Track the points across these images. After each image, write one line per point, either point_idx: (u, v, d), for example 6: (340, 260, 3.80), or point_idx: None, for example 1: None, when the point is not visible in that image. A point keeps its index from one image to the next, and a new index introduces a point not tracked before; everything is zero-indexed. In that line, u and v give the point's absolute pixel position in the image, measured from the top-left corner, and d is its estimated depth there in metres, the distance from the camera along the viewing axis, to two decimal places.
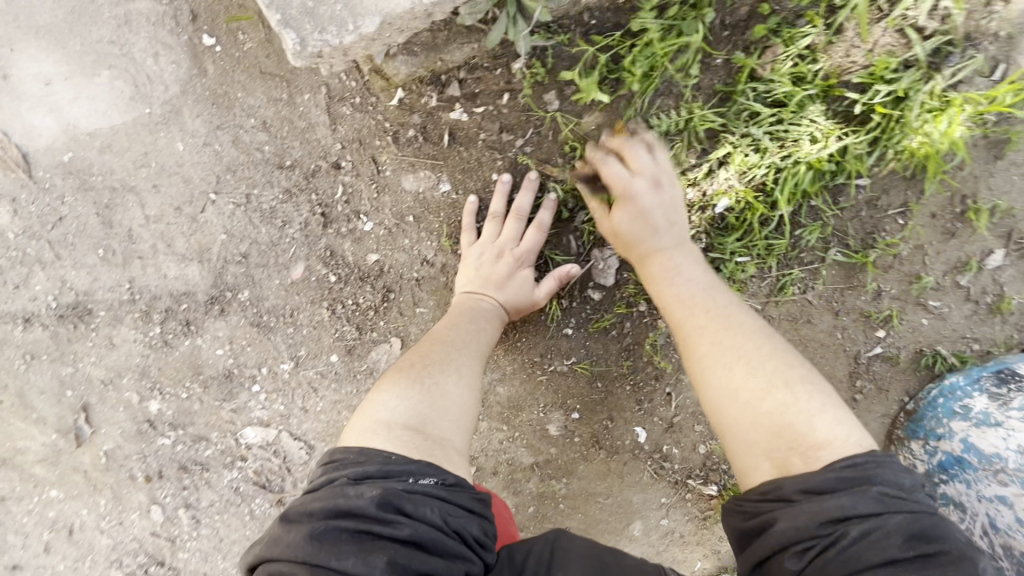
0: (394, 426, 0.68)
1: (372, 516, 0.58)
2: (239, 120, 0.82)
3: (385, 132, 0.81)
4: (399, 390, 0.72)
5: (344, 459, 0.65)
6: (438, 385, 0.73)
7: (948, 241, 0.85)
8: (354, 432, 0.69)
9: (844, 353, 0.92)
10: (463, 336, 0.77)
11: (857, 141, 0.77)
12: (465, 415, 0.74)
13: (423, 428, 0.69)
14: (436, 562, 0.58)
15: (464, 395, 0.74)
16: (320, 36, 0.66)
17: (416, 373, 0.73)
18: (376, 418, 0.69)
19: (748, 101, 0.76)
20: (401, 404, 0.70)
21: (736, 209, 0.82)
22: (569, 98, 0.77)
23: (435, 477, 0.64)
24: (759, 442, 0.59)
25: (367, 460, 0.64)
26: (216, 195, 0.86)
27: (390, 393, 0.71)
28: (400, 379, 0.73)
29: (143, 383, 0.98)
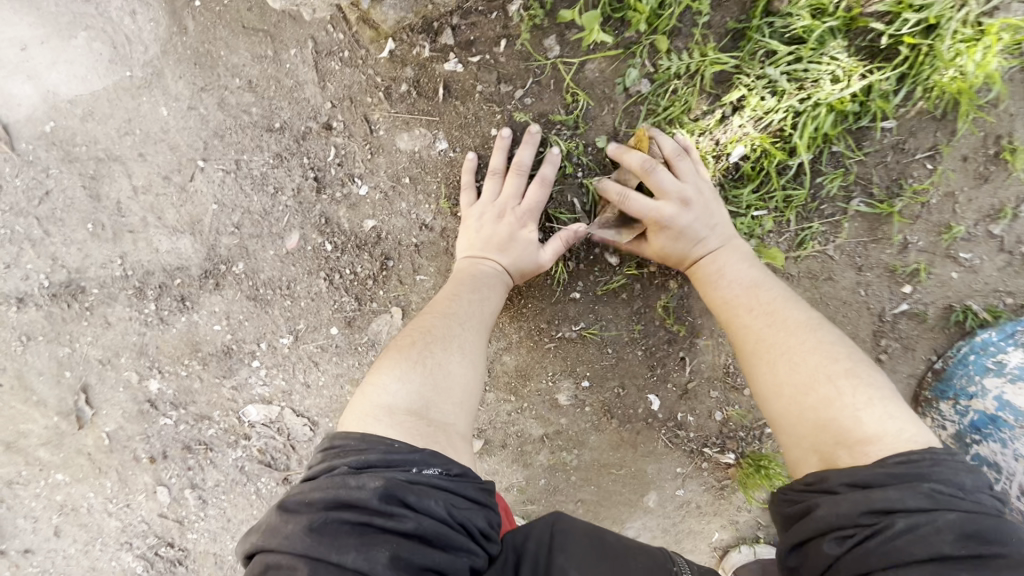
0: (395, 408, 0.62)
1: (374, 508, 0.50)
2: (223, 81, 0.78)
3: (377, 88, 0.77)
4: (399, 371, 0.65)
5: (344, 446, 0.57)
6: (441, 363, 0.67)
7: (981, 186, 0.80)
8: (352, 417, 0.63)
9: (868, 311, 0.87)
10: (469, 309, 0.72)
11: (883, 78, 0.72)
12: (470, 396, 0.67)
13: (425, 409, 0.62)
14: (445, 562, 0.50)
15: (470, 374, 0.68)
16: None
17: (418, 353, 0.67)
18: (377, 402, 0.62)
19: (764, 38, 0.72)
20: (403, 387, 0.63)
21: (752, 157, 0.76)
22: (570, 42, 0.73)
23: (440, 466, 0.56)
24: (806, 438, 0.57)
25: (367, 448, 0.56)
26: (204, 161, 0.83)
27: (390, 374, 0.65)
28: (400, 361, 0.66)
29: (141, 362, 0.96)
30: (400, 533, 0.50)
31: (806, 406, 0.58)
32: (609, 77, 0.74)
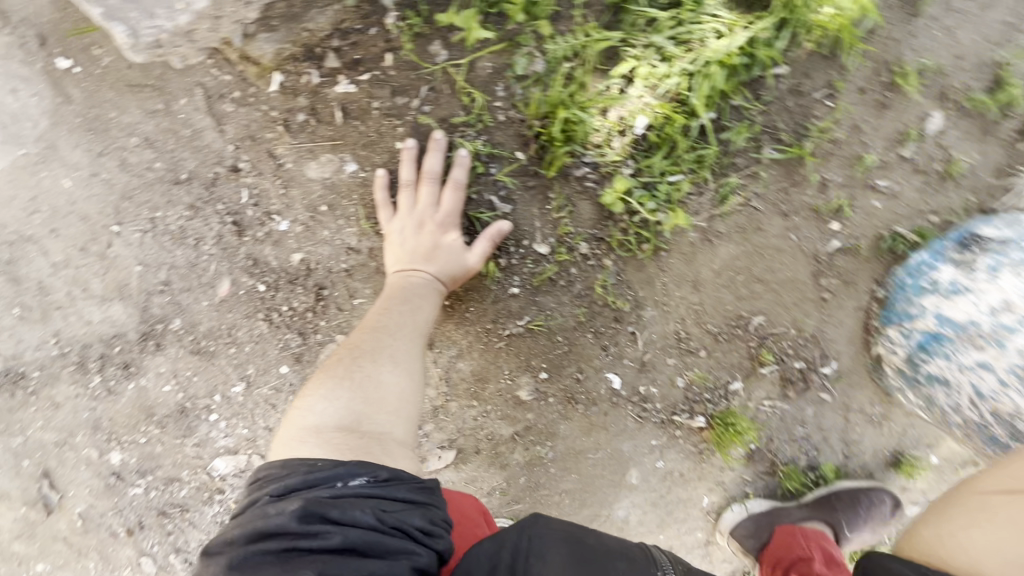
0: (324, 427, 0.64)
1: (296, 531, 0.52)
2: (120, 142, 0.77)
3: (275, 122, 0.76)
4: (327, 391, 0.67)
5: (268, 475, 0.59)
6: (367, 375, 0.69)
7: (884, 114, 0.81)
8: (283, 441, 0.65)
9: (803, 254, 0.88)
10: (390, 316, 0.73)
11: (763, 26, 0.73)
12: (406, 405, 0.69)
13: (357, 425, 0.65)
14: (377, 566, 0.52)
15: (404, 384, 0.70)
16: (150, 22, 0.66)
17: (345, 369, 0.69)
18: (305, 424, 0.65)
19: (642, 9, 0.73)
20: (331, 406, 0.66)
21: (656, 125, 0.77)
22: (455, 44, 0.73)
23: (366, 475, 0.59)
24: (1004, 538, 0.54)
25: (291, 472, 0.59)
26: (119, 225, 0.82)
27: (318, 395, 0.67)
28: (328, 380, 0.69)
29: (98, 437, 0.94)
30: (325, 548, 0.52)
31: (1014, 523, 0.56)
32: (500, 71, 0.74)
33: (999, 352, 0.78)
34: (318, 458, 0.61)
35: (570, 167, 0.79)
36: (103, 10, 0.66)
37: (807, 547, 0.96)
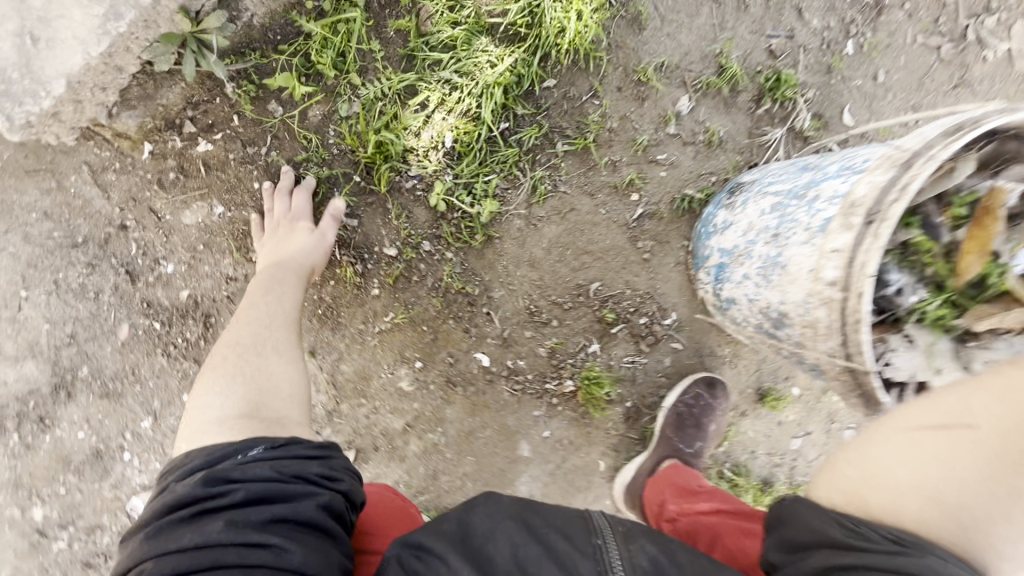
0: (221, 417, 0.73)
1: (201, 495, 0.61)
2: (23, 219, 0.94)
3: (151, 183, 0.94)
4: (221, 387, 0.77)
5: (175, 464, 0.67)
6: (259, 372, 0.79)
7: (643, 104, 1.02)
8: (186, 436, 0.74)
9: (616, 224, 1.06)
10: (278, 320, 0.85)
11: (521, 53, 0.95)
12: (298, 391, 0.80)
13: (256, 410, 0.74)
14: (280, 508, 0.61)
15: (294, 372, 0.82)
16: (22, 109, 0.82)
17: (236, 366, 0.80)
18: (204, 418, 0.74)
19: (426, 53, 0.94)
20: (224, 399, 0.75)
21: (460, 138, 0.96)
22: (286, 101, 0.93)
23: (264, 443, 0.68)
24: (970, 486, 0.46)
25: (195, 456, 0.67)
26: (27, 291, 0.96)
27: (212, 392, 0.77)
28: (220, 378, 0.78)
29: (22, 494, 1.02)
30: (230, 503, 0.60)
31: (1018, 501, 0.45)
32: (327, 116, 0.94)
33: (750, 262, 0.86)
34: (220, 441, 0.69)
35: (399, 182, 0.97)
36: None
37: (663, 493, 0.99)
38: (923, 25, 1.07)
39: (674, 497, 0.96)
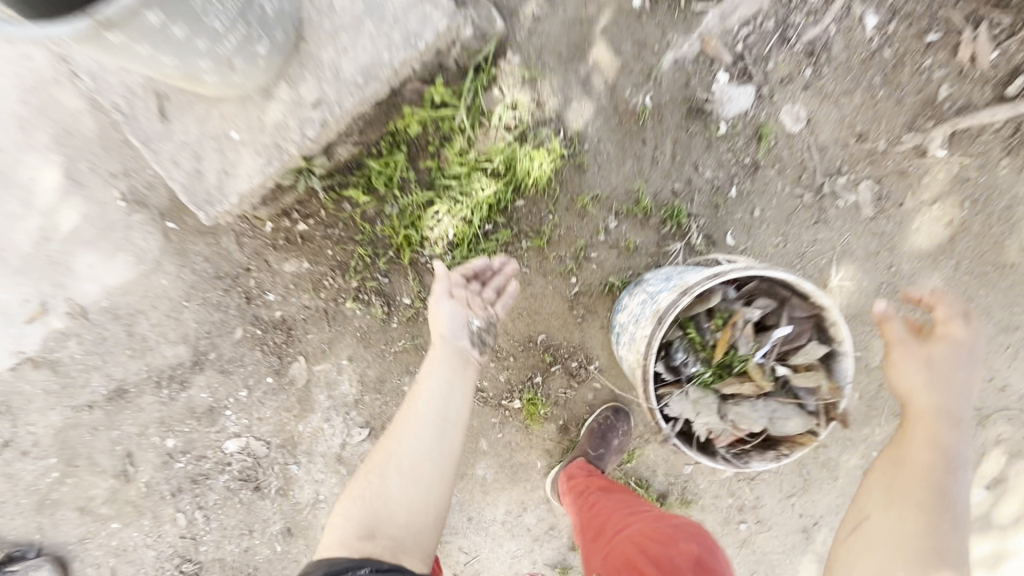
0: (346, 539, 1.02)
1: None
2: (192, 258, 1.54)
3: (268, 244, 1.53)
4: (349, 510, 1.07)
5: (311, 567, 0.97)
6: (383, 494, 1.07)
7: (584, 219, 1.53)
8: (322, 550, 1.02)
9: (559, 296, 1.56)
10: (425, 447, 1.11)
11: (502, 184, 1.49)
12: (409, 516, 1.06)
13: (375, 529, 1.03)
14: None
15: (403, 494, 1.07)
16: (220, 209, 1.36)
17: (364, 490, 1.09)
18: (337, 537, 1.03)
19: (442, 181, 1.49)
20: (351, 521, 1.05)
21: (458, 234, 1.51)
22: (353, 203, 1.50)
23: (371, 565, 0.96)
24: (893, 559, 0.90)
25: (327, 562, 0.97)
26: (187, 301, 1.56)
27: (345, 512, 1.07)
28: (351, 501, 1.08)
29: (162, 428, 1.60)
30: None
31: (924, 560, 0.87)
32: (378, 214, 1.50)
33: (626, 335, 1.33)
34: (344, 556, 0.98)
35: (417, 257, 1.53)
36: (198, 206, 1.35)
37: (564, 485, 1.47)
38: (790, 180, 1.53)
39: (570, 488, 1.43)
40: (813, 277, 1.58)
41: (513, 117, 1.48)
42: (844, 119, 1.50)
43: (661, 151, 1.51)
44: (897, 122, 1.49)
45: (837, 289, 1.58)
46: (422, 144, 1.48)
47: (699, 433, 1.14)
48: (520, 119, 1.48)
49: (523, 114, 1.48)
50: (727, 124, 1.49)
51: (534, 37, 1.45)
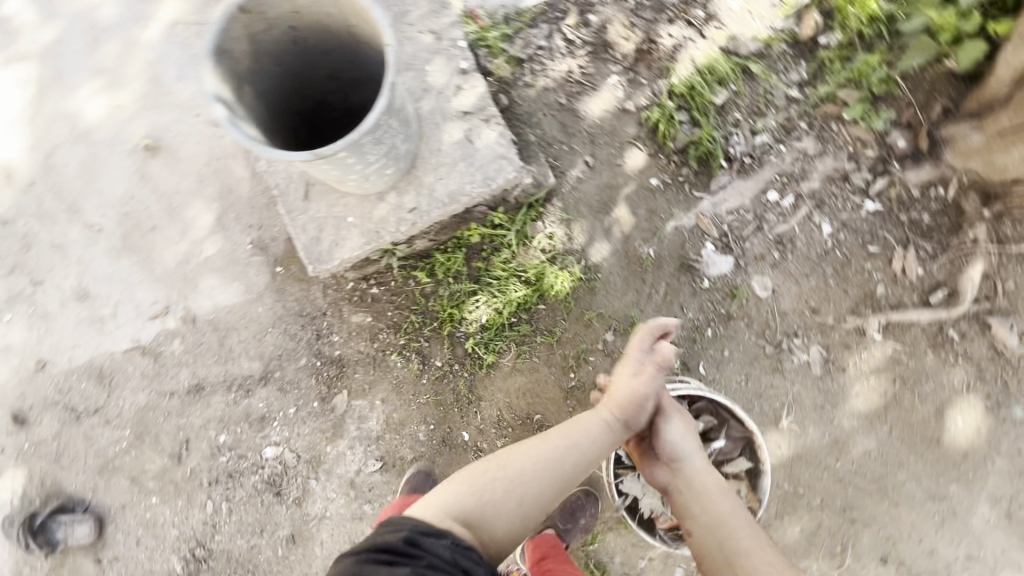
0: (444, 516, 1.23)
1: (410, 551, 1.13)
2: (286, 297, 2.00)
3: (344, 298, 1.98)
4: (455, 492, 1.27)
5: (398, 525, 1.19)
6: (499, 504, 1.27)
7: (588, 329, 1.95)
8: (422, 513, 1.23)
9: (558, 385, 1.93)
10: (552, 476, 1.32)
11: (531, 290, 1.94)
12: (511, 524, 1.27)
13: (473, 524, 1.24)
14: None
15: (517, 505, 1.28)
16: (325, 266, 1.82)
17: (479, 483, 1.29)
18: (439, 509, 1.24)
19: (485, 278, 1.95)
20: (456, 503, 1.25)
21: (489, 320, 1.94)
22: (415, 281, 1.96)
23: (454, 539, 1.18)
24: None
25: (417, 525, 1.19)
26: (271, 328, 1.99)
27: (453, 492, 1.27)
28: (461, 486, 1.29)
29: (219, 425, 1.96)
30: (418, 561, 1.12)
31: None
32: (432, 292, 1.96)
33: None
34: (435, 527, 1.19)
35: (454, 332, 1.95)
36: (310, 261, 1.81)
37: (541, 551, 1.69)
38: (755, 332, 1.94)
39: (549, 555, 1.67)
40: (766, 414, 1.92)
41: (549, 243, 1.97)
42: (802, 295, 1.93)
43: (656, 290, 1.96)
44: (844, 306, 1.91)
45: (786, 429, 1.91)
46: (478, 249, 1.97)
47: (643, 510, 1.60)
48: (554, 246, 1.97)
49: (557, 242, 1.97)
50: (709, 280, 1.95)
51: (575, 191, 1.99)
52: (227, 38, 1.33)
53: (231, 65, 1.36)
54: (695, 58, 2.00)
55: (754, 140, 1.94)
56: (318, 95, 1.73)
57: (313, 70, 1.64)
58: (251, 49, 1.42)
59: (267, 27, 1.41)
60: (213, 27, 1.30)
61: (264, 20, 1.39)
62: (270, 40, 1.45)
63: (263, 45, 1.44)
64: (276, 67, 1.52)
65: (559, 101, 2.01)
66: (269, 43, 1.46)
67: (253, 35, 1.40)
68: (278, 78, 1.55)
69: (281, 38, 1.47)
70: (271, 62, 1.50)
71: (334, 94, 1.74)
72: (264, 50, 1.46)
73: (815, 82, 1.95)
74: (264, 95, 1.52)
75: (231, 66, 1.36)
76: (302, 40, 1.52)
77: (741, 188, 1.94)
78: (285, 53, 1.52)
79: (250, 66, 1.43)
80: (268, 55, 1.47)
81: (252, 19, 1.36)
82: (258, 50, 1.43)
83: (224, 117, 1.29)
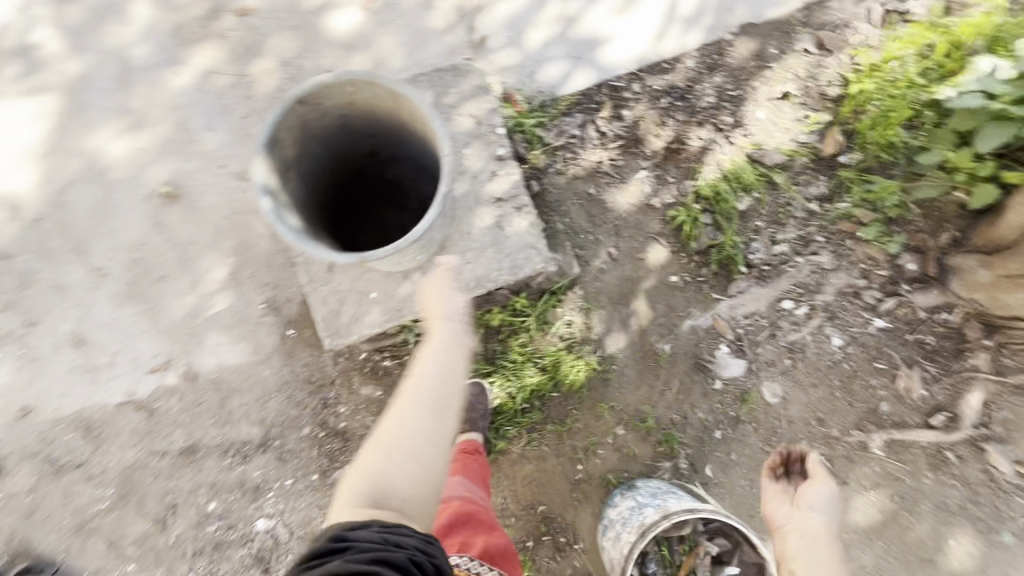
0: (352, 507, 1.13)
1: (329, 549, 1.02)
2: (295, 362, 1.95)
3: (355, 369, 1.94)
4: (358, 479, 1.17)
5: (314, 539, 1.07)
6: (397, 474, 1.17)
7: (599, 420, 1.95)
8: (334, 511, 1.14)
9: (565, 476, 1.92)
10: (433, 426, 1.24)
11: (545, 378, 1.93)
12: (420, 479, 1.18)
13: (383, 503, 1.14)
14: (382, 557, 1.01)
15: (415, 459, 1.19)
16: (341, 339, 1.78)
17: (373, 462, 1.18)
18: (347, 503, 1.14)
19: (500, 362, 1.95)
20: (356, 489, 1.16)
21: (501, 404, 1.93)
22: None
23: (376, 524, 1.09)
24: None
25: (337, 527, 1.08)
26: (276, 393, 1.94)
27: (354, 481, 1.17)
28: (359, 472, 1.18)
29: (210, 492, 1.88)
30: (345, 555, 1.01)
31: None
32: None
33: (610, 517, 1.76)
34: (348, 520, 1.10)
35: None
36: (327, 335, 1.78)
37: None
38: (762, 437, 1.96)
39: None
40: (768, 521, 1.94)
41: (567, 331, 1.97)
42: (810, 404, 1.97)
43: (668, 387, 1.98)
44: (849, 419, 1.96)
45: None
46: (495, 331, 1.96)
47: None
48: (572, 334, 1.97)
49: (575, 331, 1.97)
50: (721, 381, 1.98)
51: (597, 281, 2.01)
52: (280, 128, 1.32)
53: (281, 152, 1.34)
54: (722, 162, 2.06)
55: (773, 249, 2.00)
56: (354, 170, 1.72)
57: (356, 147, 1.64)
58: (302, 135, 1.41)
59: (319, 115, 1.41)
60: (268, 117, 1.29)
61: (318, 110, 1.39)
62: (320, 125, 1.44)
63: (313, 130, 1.43)
64: (321, 149, 1.51)
65: (588, 192, 2.04)
66: (318, 128, 1.45)
67: (305, 123, 1.39)
68: (321, 159, 1.54)
69: (330, 123, 1.47)
70: (317, 146, 1.49)
71: (370, 167, 1.75)
72: (313, 134, 1.45)
73: (833, 198, 2.03)
74: (306, 175, 1.50)
75: (281, 153, 1.34)
76: (349, 125, 1.52)
77: (758, 294, 1.99)
78: (332, 136, 1.51)
79: (297, 150, 1.42)
80: (315, 138, 1.46)
81: (306, 108, 1.36)
82: (306, 136, 1.42)
83: (271, 208, 1.26)
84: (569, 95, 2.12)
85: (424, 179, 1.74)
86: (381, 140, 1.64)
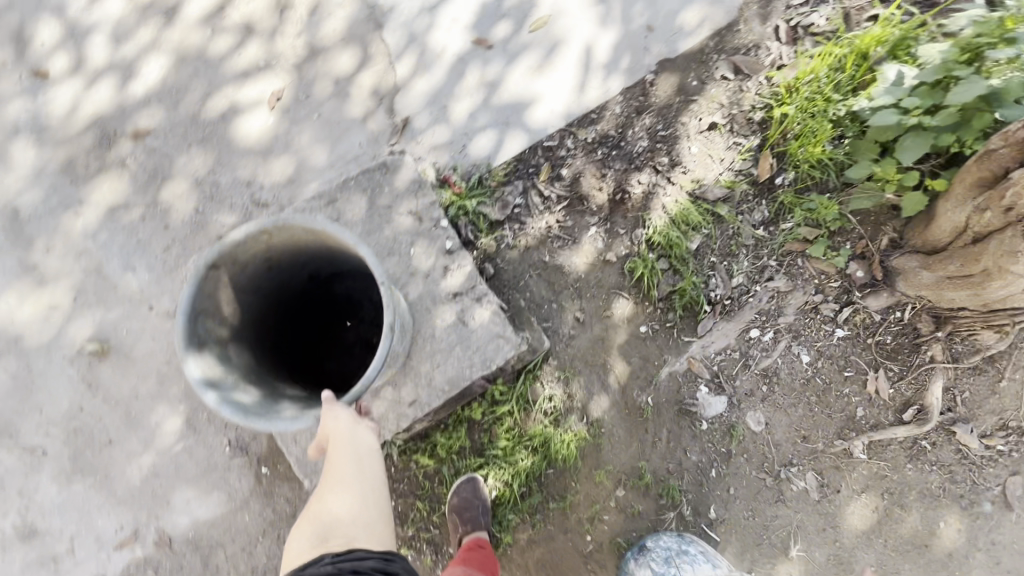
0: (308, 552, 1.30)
1: None
2: (275, 501, 1.82)
3: None
4: (306, 528, 1.33)
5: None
6: (335, 522, 1.30)
7: (600, 487, 1.94)
8: (294, 554, 1.32)
9: (576, 550, 1.92)
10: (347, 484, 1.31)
11: (537, 458, 1.91)
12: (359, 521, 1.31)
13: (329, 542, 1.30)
14: None
15: (348, 506, 1.31)
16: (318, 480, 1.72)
17: (314, 513, 1.33)
18: (303, 547, 1.32)
19: (489, 452, 1.90)
20: (306, 538, 1.32)
21: (499, 493, 1.91)
22: (418, 464, 1.90)
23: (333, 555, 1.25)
24: None
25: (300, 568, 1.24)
26: (262, 538, 1.81)
27: (303, 530, 1.33)
28: (307, 523, 1.33)
29: None
30: None
31: None
32: (436, 474, 1.90)
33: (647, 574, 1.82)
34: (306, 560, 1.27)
35: None
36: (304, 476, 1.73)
37: None
38: (755, 466, 2.01)
39: None
40: (776, 546, 2.00)
41: (549, 406, 1.94)
42: (792, 424, 2.03)
43: (658, 437, 1.99)
44: (830, 430, 2.03)
45: (795, 557, 2.00)
46: (478, 422, 1.91)
47: None
48: (555, 408, 1.94)
49: (557, 404, 1.95)
50: (707, 422, 2.00)
51: (569, 348, 1.99)
52: (204, 302, 1.23)
53: (213, 325, 1.26)
54: (666, 206, 2.07)
55: (731, 282, 2.04)
56: (297, 297, 1.64)
57: (292, 280, 1.56)
58: (228, 296, 1.32)
59: (243, 272, 1.33)
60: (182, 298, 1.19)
61: (234, 268, 1.30)
62: (245, 278, 1.35)
63: (239, 287, 1.35)
64: (253, 298, 1.42)
65: (543, 260, 2.02)
66: (246, 280, 1.36)
67: (228, 284, 1.30)
68: (259, 306, 1.46)
69: (256, 269, 1.38)
70: (249, 296, 1.40)
71: (312, 289, 1.69)
72: (239, 291, 1.36)
73: (778, 221, 2.08)
74: (247, 331, 1.41)
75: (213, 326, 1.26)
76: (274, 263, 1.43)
77: (725, 329, 2.02)
78: (262, 279, 1.42)
79: (228, 313, 1.33)
80: (244, 292, 1.37)
81: (223, 270, 1.27)
82: (236, 292, 1.34)
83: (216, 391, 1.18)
84: (504, 163, 2.07)
85: (374, 288, 1.69)
86: (315, 264, 1.57)
